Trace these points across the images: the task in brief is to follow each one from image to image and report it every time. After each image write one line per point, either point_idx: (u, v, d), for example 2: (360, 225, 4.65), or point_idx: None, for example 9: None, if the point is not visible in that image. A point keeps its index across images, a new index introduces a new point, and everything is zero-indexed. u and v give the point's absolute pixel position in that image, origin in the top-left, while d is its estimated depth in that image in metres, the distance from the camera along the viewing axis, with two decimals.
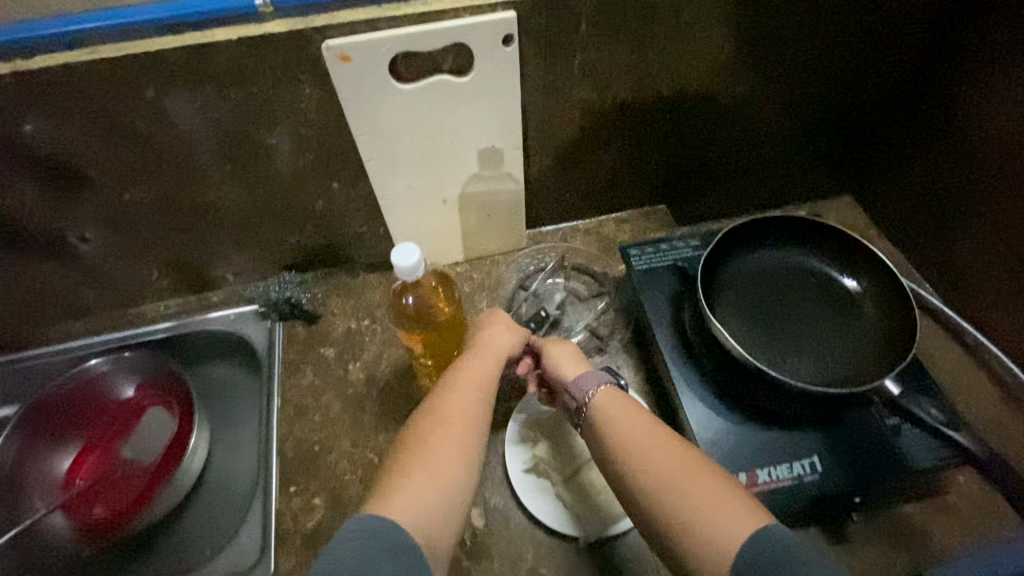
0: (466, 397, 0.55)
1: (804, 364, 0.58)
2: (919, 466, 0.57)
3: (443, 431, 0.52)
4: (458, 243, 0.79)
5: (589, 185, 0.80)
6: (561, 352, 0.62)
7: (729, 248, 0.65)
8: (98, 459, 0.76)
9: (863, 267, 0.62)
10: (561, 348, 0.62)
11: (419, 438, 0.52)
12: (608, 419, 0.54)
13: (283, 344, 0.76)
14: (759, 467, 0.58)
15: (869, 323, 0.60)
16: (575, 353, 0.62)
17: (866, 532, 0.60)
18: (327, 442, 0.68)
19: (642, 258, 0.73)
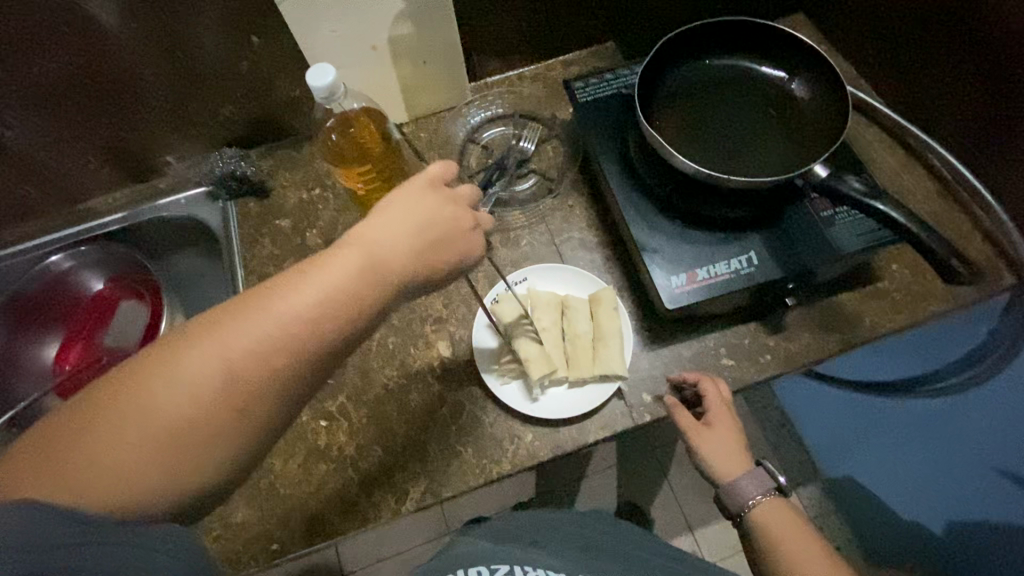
0: None
1: (741, 163, 0.59)
2: (850, 248, 0.60)
3: None
4: (398, 97, 0.76)
5: (528, 22, 0.75)
6: (710, 438, 0.58)
7: (669, 61, 0.64)
8: (82, 350, 0.79)
9: (802, 63, 0.62)
10: (716, 431, 0.58)
11: None
12: (771, 531, 0.54)
13: (238, 221, 0.76)
14: (697, 267, 0.61)
15: (805, 119, 0.61)
16: (722, 434, 0.58)
17: (803, 320, 0.64)
18: None
19: (586, 90, 0.71)
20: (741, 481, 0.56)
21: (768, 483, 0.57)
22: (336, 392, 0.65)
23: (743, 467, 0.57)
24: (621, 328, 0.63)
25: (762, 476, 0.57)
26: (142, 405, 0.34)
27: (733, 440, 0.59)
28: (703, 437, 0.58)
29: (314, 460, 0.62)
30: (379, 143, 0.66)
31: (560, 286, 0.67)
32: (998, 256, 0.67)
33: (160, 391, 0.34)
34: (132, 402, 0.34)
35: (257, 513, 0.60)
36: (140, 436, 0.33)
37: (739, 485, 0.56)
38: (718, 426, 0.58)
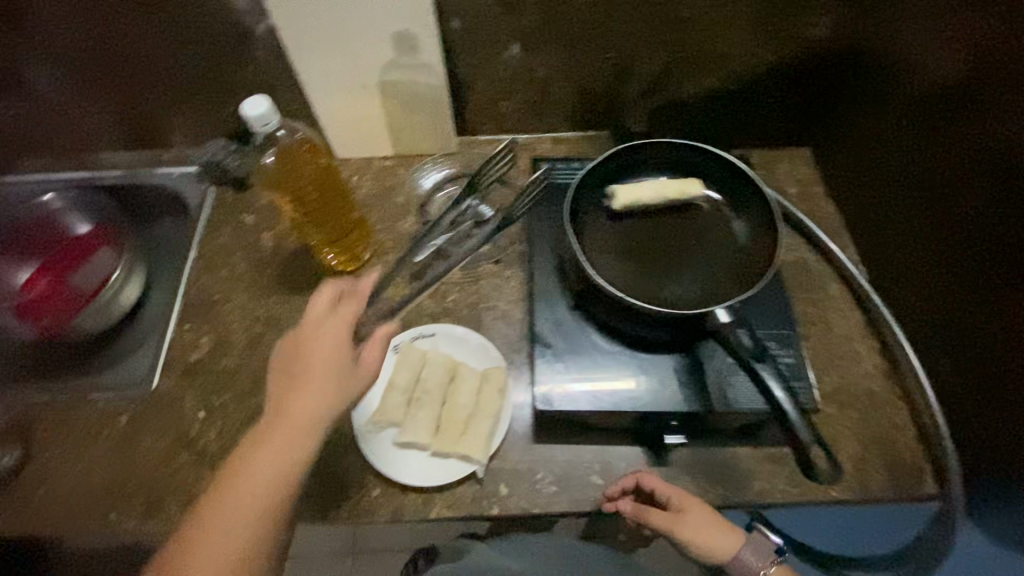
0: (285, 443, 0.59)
1: (655, 287, 0.59)
2: (747, 408, 0.57)
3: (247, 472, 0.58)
4: (381, 132, 0.80)
5: (523, 95, 0.79)
6: (699, 531, 0.57)
7: (622, 167, 0.65)
8: (55, 280, 0.85)
9: (743, 203, 0.62)
10: (693, 517, 0.57)
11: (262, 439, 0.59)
12: None
13: (212, 204, 0.82)
14: (587, 377, 0.60)
15: (734, 257, 0.60)
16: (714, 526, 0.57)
17: (689, 462, 0.61)
18: (224, 296, 0.74)
19: (548, 172, 0.72)
20: (743, 554, 0.59)
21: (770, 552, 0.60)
22: (226, 387, 0.68)
23: (740, 537, 0.59)
24: (496, 411, 0.63)
25: (762, 547, 0.60)
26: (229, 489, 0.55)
27: (715, 518, 0.57)
28: (693, 527, 0.57)
29: (179, 446, 0.65)
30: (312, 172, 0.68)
31: (459, 351, 0.68)
32: (925, 457, 0.61)
33: (227, 497, 0.55)
34: (233, 485, 0.55)
35: (115, 477, 0.64)
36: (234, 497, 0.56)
37: (744, 558, 0.59)
38: (691, 512, 0.57)
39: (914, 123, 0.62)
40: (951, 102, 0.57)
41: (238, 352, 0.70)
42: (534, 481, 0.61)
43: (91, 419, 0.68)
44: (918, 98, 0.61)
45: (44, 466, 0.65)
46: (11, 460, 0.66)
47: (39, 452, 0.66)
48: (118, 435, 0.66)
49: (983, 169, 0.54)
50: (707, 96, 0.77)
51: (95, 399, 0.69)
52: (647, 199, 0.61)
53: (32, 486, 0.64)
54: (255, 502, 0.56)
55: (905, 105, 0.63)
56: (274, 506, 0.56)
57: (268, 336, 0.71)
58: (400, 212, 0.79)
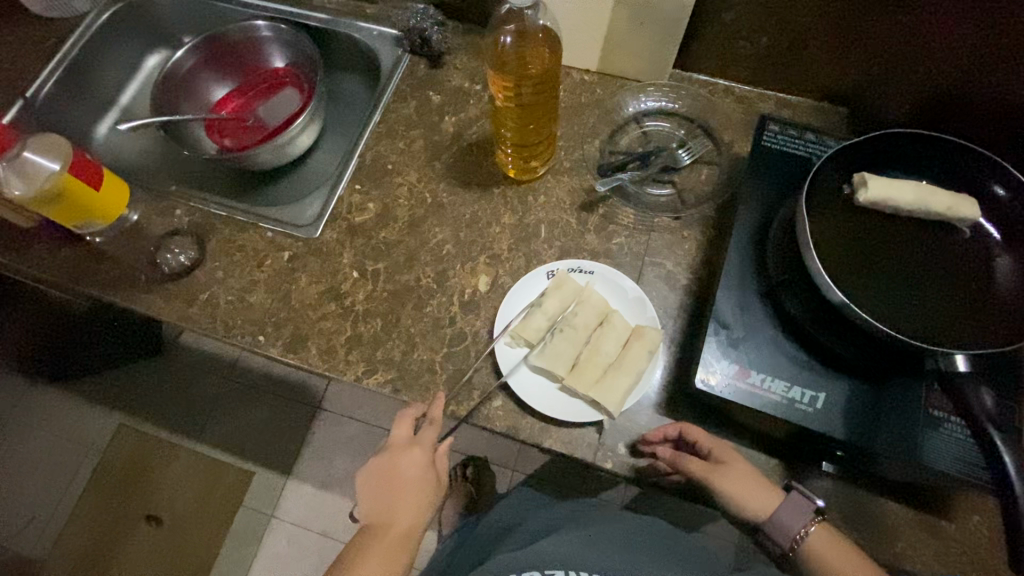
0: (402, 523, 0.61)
1: (877, 303, 0.51)
2: (936, 468, 0.49)
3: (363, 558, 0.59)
4: (597, 43, 0.73)
5: (768, 40, 0.68)
6: (734, 481, 0.56)
7: (879, 159, 0.56)
8: (242, 106, 0.90)
9: (1020, 241, 0.52)
10: (732, 472, 0.56)
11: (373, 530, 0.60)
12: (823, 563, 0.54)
13: (403, 72, 0.80)
14: (757, 372, 0.54)
15: (986, 299, 0.51)
16: (751, 481, 0.56)
17: (826, 492, 0.56)
18: (396, 168, 0.74)
19: (775, 137, 0.64)
20: (780, 513, 0.54)
21: (808, 514, 0.54)
22: (380, 257, 0.69)
23: (777, 497, 0.55)
24: (639, 370, 0.59)
25: (798, 501, 0.55)
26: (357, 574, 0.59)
27: (754, 476, 0.56)
28: (729, 480, 0.56)
29: (328, 297, 0.67)
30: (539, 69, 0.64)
31: (613, 297, 0.64)
32: None
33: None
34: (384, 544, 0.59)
35: (268, 305, 0.68)
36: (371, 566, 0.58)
37: (780, 518, 0.54)
38: (732, 466, 0.57)
39: None
40: None
41: (399, 227, 0.70)
42: (656, 452, 0.58)
43: (257, 246, 0.71)
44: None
45: (211, 274, 0.70)
46: (185, 259, 0.71)
47: (209, 260, 0.71)
48: (278, 268, 0.70)
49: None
50: (995, 111, 0.62)
51: (264, 228, 0.72)
52: (909, 203, 0.51)
53: (198, 288, 0.69)
54: (400, 507, 0.61)
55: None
56: (411, 525, 0.61)
57: (429, 221, 0.70)
58: (587, 134, 0.73)
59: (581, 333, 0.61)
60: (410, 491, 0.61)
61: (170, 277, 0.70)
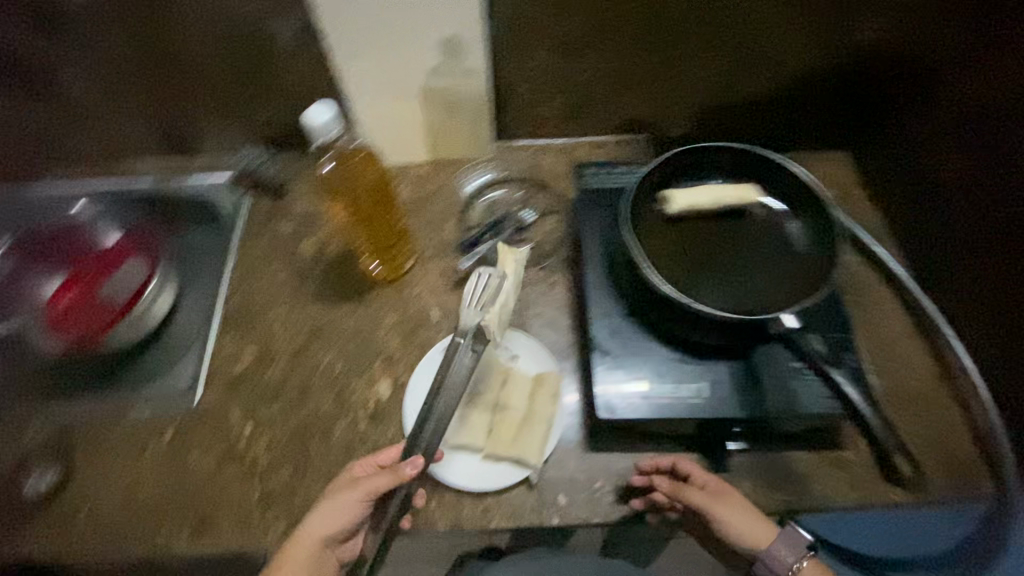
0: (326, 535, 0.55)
1: (718, 291, 0.59)
2: (810, 411, 0.56)
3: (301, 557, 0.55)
4: (422, 139, 0.80)
5: (563, 99, 0.79)
6: (740, 516, 0.57)
7: (675, 173, 0.66)
8: (82, 290, 0.80)
9: (801, 206, 0.63)
10: (735, 509, 0.57)
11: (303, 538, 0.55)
12: None
13: (248, 212, 0.81)
14: (647, 382, 0.59)
15: (796, 260, 0.60)
16: (749, 515, 0.58)
17: (749, 467, 0.61)
18: (266, 305, 0.73)
19: (595, 176, 0.73)
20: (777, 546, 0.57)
21: (802, 549, 0.59)
22: (272, 399, 0.67)
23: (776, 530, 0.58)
24: (549, 417, 0.62)
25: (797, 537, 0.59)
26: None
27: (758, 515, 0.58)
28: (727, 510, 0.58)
29: (227, 459, 0.63)
30: (368, 181, 0.68)
31: (509, 355, 0.67)
32: (980, 456, 0.61)
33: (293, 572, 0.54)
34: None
35: (161, 493, 0.62)
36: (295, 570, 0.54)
37: (779, 551, 0.57)
38: (732, 501, 0.58)
39: (989, 128, 0.63)
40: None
41: (284, 363, 0.69)
42: (593, 489, 0.60)
43: (134, 433, 0.66)
44: (1004, 102, 0.61)
45: (87, 481, 0.64)
46: (50, 479, 0.65)
47: (80, 468, 0.65)
48: (164, 449, 0.65)
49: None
50: None
51: (137, 412, 0.68)
52: (704, 205, 0.62)
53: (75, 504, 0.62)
54: (322, 520, 0.55)
55: (980, 106, 0.63)
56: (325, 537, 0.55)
57: (313, 346, 0.70)
58: (440, 218, 0.79)
59: (487, 399, 0.63)
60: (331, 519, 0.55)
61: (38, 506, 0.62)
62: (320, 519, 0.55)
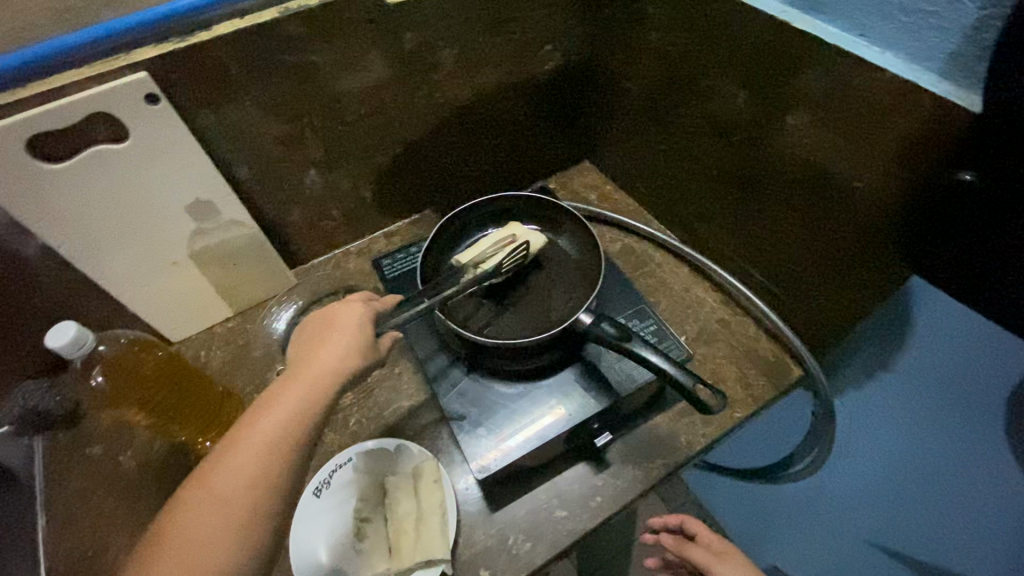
0: (224, 499, 0.42)
1: (526, 321, 0.66)
2: (638, 382, 0.65)
3: (206, 498, 0.43)
4: (215, 298, 0.78)
5: (339, 209, 0.82)
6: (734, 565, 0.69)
7: (453, 237, 0.74)
8: None
9: (562, 222, 0.74)
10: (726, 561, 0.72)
11: (195, 489, 0.43)
12: None
13: (46, 455, 0.71)
14: (505, 426, 0.63)
15: (575, 268, 0.70)
16: (748, 570, 0.69)
17: (626, 453, 0.66)
18: (103, 545, 0.65)
19: (393, 266, 0.79)
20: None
21: None
22: None
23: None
24: (440, 504, 0.62)
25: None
26: (208, 499, 0.42)
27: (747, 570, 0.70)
28: (730, 569, 0.70)
29: None
30: (149, 368, 0.67)
31: (379, 465, 0.65)
32: (783, 351, 0.73)
33: (219, 485, 0.42)
34: (214, 503, 0.42)
35: None
36: (199, 521, 0.42)
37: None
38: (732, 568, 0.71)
39: (655, 115, 0.77)
40: (671, 90, 0.72)
41: None
42: (509, 548, 0.61)
43: None
44: (654, 94, 0.75)
45: None
46: None
47: None
48: None
49: (717, 136, 0.69)
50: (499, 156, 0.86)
51: None
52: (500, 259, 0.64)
53: None
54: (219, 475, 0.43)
55: (644, 101, 0.78)
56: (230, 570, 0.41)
57: None
58: (266, 363, 0.77)
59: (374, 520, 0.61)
60: (246, 461, 0.43)
61: None
62: (219, 475, 0.43)
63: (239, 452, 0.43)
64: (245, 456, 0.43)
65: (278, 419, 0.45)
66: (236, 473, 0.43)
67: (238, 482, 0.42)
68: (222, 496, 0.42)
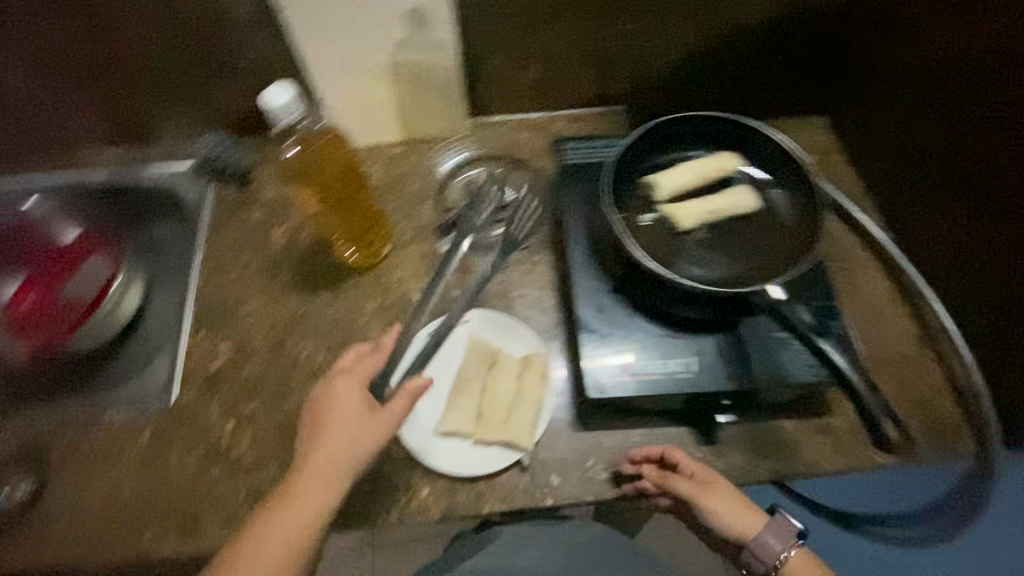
0: (295, 526, 0.53)
1: (705, 266, 0.58)
2: (797, 380, 0.57)
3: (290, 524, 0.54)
4: (392, 118, 0.76)
5: (538, 70, 0.76)
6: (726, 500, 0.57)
7: (657, 143, 0.64)
8: (42, 292, 0.77)
9: (787, 175, 0.62)
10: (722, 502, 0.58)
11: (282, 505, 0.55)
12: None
13: (213, 202, 0.77)
14: (634, 360, 0.59)
15: (783, 231, 0.60)
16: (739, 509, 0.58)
17: (737, 438, 0.61)
18: (240, 299, 0.71)
19: (575, 151, 0.71)
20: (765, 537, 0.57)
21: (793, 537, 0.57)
22: (252, 396, 0.65)
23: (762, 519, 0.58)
24: (538, 399, 0.62)
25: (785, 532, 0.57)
26: (281, 527, 0.53)
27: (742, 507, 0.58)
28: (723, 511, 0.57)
29: (210, 460, 0.62)
30: (335, 164, 0.66)
31: (494, 337, 0.66)
32: (962, 417, 0.62)
33: (301, 515, 0.54)
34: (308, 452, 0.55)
35: (143, 497, 0.60)
36: (281, 537, 0.53)
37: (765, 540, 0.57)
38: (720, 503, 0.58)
39: (943, 88, 0.63)
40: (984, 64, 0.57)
41: (263, 357, 0.67)
42: (585, 469, 0.60)
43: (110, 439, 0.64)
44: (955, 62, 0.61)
45: (63, 490, 0.61)
46: (26, 488, 0.61)
47: (55, 477, 0.62)
48: (142, 453, 0.63)
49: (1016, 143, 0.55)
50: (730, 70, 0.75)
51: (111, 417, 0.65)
52: (700, 184, 0.60)
53: (51, 514, 0.60)
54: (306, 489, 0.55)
55: (936, 67, 0.63)
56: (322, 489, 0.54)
57: (291, 339, 0.68)
58: (416, 200, 0.76)
59: (474, 384, 0.63)
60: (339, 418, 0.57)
61: (12, 519, 0.60)
62: (292, 511, 0.54)
63: (319, 445, 0.56)
64: (315, 487, 0.55)
65: (350, 442, 0.56)
66: (317, 493, 0.54)
67: (322, 459, 0.55)
68: (292, 537, 0.53)
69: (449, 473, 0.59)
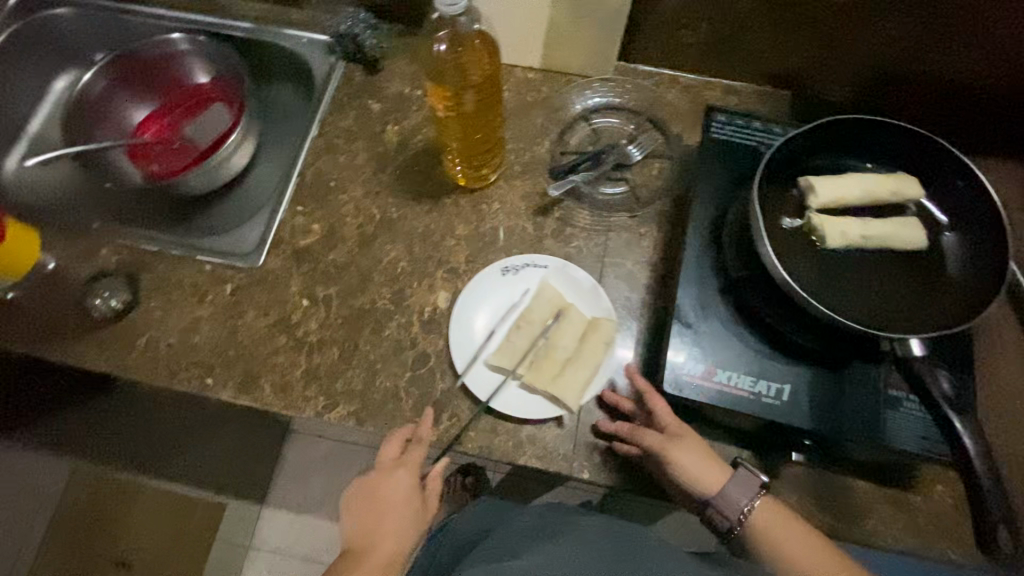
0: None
1: (836, 294, 0.52)
2: (897, 447, 0.50)
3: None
4: (538, 41, 0.71)
5: (710, 27, 0.67)
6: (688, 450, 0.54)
7: (823, 144, 0.57)
8: (166, 126, 0.83)
9: (964, 222, 0.54)
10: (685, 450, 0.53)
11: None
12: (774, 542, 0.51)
13: (338, 81, 0.76)
14: (722, 368, 0.54)
15: (938, 283, 0.52)
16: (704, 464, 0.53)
17: (801, 481, 0.56)
18: (342, 184, 0.70)
19: (724, 127, 0.63)
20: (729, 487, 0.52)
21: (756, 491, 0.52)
22: (330, 281, 0.66)
23: (727, 471, 0.54)
24: (595, 364, 0.59)
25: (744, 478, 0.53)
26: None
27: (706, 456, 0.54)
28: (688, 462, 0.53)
29: (279, 328, 0.64)
30: (479, 74, 0.62)
31: (568, 290, 0.63)
32: None
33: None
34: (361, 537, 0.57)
35: (214, 342, 0.64)
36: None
37: (730, 491, 0.52)
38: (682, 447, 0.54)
39: None
40: None
41: (349, 248, 0.67)
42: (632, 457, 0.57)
43: (197, 280, 0.67)
44: None
45: (148, 314, 0.65)
46: (117, 301, 0.65)
47: (144, 300, 0.66)
48: (221, 302, 0.65)
49: None
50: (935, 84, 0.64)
51: (201, 261, 0.68)
52: (851, 194, 0.52)
53: (133, 332, 0.64)
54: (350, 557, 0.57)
55: None
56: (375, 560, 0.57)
57: (380, 238, 0.67)
58: (537, 134, 0.71)
59: (536, 330, 0.61)
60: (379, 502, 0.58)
61: (101, 325, 0.65)
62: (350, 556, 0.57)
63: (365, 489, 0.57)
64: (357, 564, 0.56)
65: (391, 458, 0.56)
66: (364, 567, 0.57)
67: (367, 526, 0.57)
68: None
69: (497, 415, 0.58)
